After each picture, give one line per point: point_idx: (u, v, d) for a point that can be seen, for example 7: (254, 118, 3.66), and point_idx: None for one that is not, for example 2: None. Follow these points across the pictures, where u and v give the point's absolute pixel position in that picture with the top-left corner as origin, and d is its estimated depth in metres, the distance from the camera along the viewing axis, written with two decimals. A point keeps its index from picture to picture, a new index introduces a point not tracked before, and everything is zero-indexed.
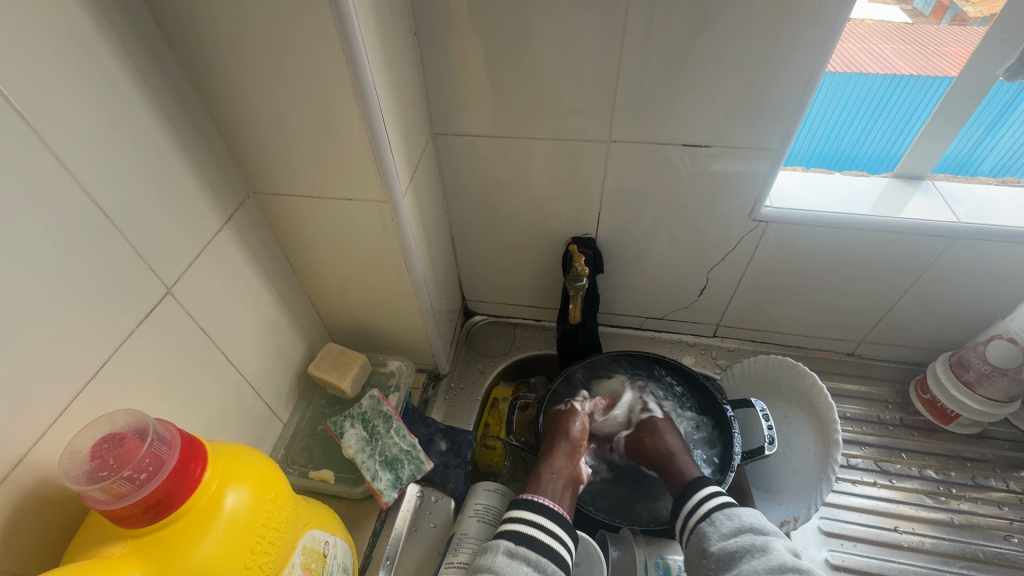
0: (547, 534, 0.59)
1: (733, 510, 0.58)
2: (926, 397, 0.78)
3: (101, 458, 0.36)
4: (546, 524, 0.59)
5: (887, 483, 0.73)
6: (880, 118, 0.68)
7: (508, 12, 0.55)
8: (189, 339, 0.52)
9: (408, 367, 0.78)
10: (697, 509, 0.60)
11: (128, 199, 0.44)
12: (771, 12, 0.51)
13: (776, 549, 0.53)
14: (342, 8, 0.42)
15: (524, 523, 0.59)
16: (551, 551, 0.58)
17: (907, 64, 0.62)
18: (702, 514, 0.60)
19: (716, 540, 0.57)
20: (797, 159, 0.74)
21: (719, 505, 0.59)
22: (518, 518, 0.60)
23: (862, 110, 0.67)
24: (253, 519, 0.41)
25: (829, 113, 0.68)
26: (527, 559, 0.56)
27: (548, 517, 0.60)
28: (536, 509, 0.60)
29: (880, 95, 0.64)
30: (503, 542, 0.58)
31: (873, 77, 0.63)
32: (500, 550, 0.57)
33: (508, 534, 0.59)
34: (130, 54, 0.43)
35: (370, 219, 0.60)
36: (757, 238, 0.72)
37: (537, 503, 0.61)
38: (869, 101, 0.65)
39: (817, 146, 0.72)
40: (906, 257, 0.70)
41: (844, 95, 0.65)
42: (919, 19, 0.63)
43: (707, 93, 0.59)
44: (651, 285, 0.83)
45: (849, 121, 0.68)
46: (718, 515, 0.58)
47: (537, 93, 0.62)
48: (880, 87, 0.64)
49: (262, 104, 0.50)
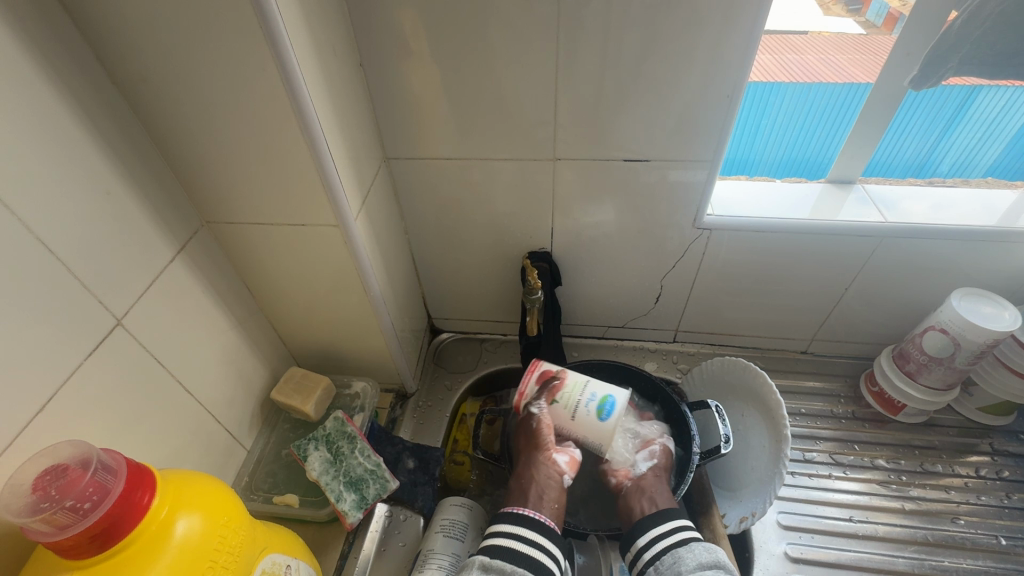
0: (524, 543, 0.60)
1: (712, 546, 0.59)
2: (875, 390, 0.81)
3: (43, 490, 0.36)
4: (524, 534, 0.61)
5: (843, 475, 0.76)
6: (841, 127, 0.71)
7: (447, 40, 0.58)
8: (142, 368, 0.53)
9: (373, 387, 0.79)
10: (673, 535, 0.61)
11: (73, 233, 0.45)
12: (690, 34, 0.55)
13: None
14: (280, 47, 0.45)
15: (502, 536, 0.61)
16: (528, 560, 0.59)
17: (864, 74, 0.66)
18: (677, 541, 0.60)
19: (692, 568, 0.57)
20: (767, 168, 0.77)
21: (695, 537, 0.61)
22: (496, 533, 0.62)
23: (825, 117, 0.71)
24: (205, 544, 0.42)
25: (793, 122, 0.71)
26: (500, 569, 0.57)
27: (527, 527, 0.61)
28: (513, 521, 0.62)
29: (841, 105, 0.69)
30: (477, 558, 0.59)
31: (832, 86, 0.67)
32: (474, 566, 0.58)
33: (483, 551, 0.60)
34: (73, 95, 0.44)
35: (324, 243, 0.61)
36: (703, 244, 0.76)
37: (517, 513, 0.62)
38: (831, 108, 0.69)
39: (783, 154, 0.76)
40: (842, 257, 0.74)
41: (807, 103, 0.69)
42: (874, 30, 0.66)
43: (639, 112, 0.62)
44: (609, 295, 0.86)
45: (813, 128, 0.72)
46: (696, 543, 0.59)
47: (482, 115, 0.65)
48: (840, 97, 0.68)
49: (210, 137, 0.52)
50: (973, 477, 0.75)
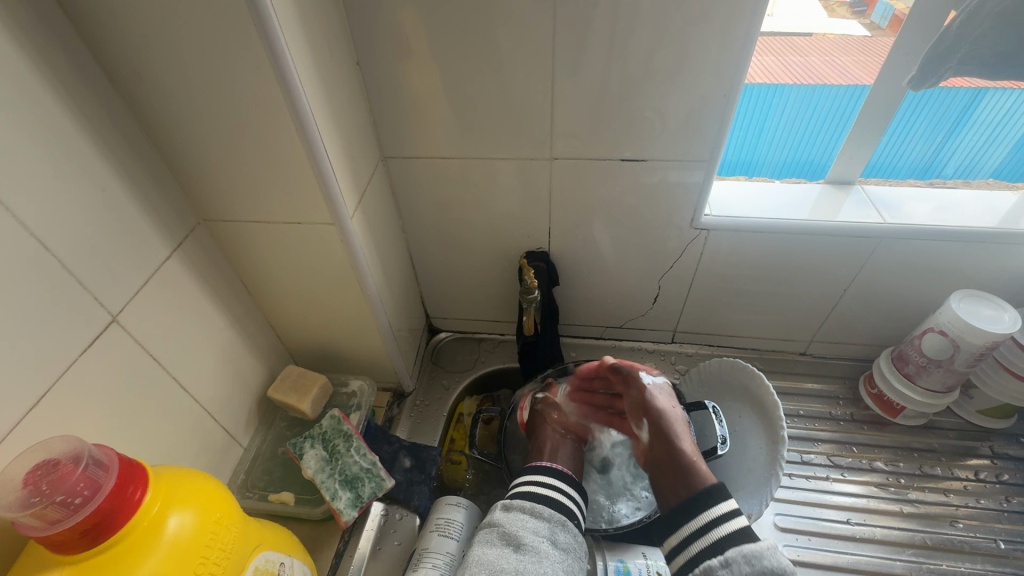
0: (545, 489, 0.63)
1: (751, 552, 0.54)
2: (874, 392, 0.81)
3: (34, 484, 0.36)
4: (545, 480, 0.64)
5: (841, 477, 0.75)
6: (846, 128, 0.71)
7: (444, 39, 0.58)
8: (138, 365, 0.53)
9: (370, 386, 0.79)
10: (706, 538, 0.58)
11: (68, 229, 0.45)
12: (686, 33, 0.55)
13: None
14: (275, 45, 0.45)
15: (524, 483, 0.65)
16: (550, 502, 0.62)
17: (868, 75, 0.66)
18: (711, 545, 0.57)
19: None
20: (769, 170, 0.77)
21: (731, 541, 0.56)
22: (521, 482, 0.65)
23: (828, 121, 0.71)
24: (197, 540, 0.42)
25: (796, 123, 0.71)
26: (522, 507, 0.60)
27: (547, 475, 0.65)
28: (535, 471, 0.66)
29: (846, 106, 0.68)
30: (500, 501, 0.63)
31: (836, 88, 0.67)
32: (498, 508, 0.61)
33: (510, 496, 0.64)
34: (69, 92, 0.44)
35: (320, 241, 0.62)
36: (701, 245, 0.75)
37: (535, 466, 0.66)
38: (834, 113, 0.69)
39: (785, 156, 0.76)
40: (841, 258, 0.74)
41: (811, 106, 0.69)
42: (879, 31, 0.65)
43: (635, 112, 0.62)
44: (607, 295, 0.86)
45: (816, 131, 0.72)
46: (735, 556, 0.54)
47: (479, 114, 0.65)
48: (845, 98, 0.67)
49: (207, 135, 0.52)
50: (972, 480, 0.74)
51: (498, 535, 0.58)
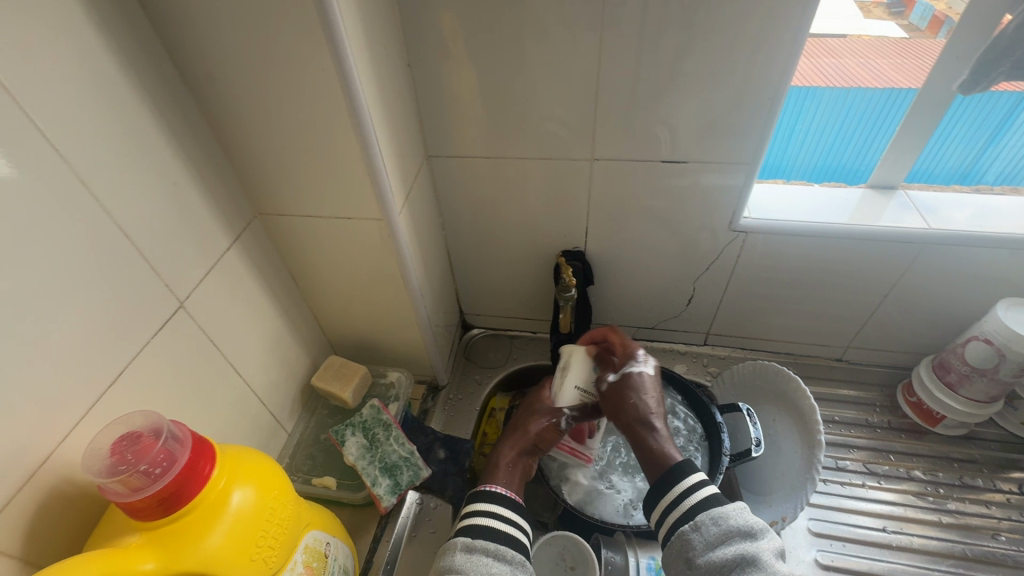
0: (502, 522, 0.58)
1: (719, 513, 0.51)
2: (913, 400, 0.80)
3: (120, 454, 0.39)
4: (501, 512, 0.59)
5: (877, 485, 0.74)
6: (880, 131, 0.70)
7: (493, 43, 0.60)
8: (199, 349, 0.56)
9: (407, 378, 0.81)
10: (678, 508, 0.53)
11: (144, 220, 0.48)
12: (733, 36, 0.56)
13: (767, 555, 0.48)
14: (339, 48, 0.47)
15: (480, 514, 0.58)
16: (508, 539, 0.57)
17: (906, 79, 0.65)
18: (682, 513, 0.53)
19: (703, 550, 0.50)
20: (799, 173, 0.77)
21: (702, 507, 0.52)
22: (474, 513, 0.59)
23: (863, 123, 0.70)
24: (257, 515, 0.44)
25: (830, 127, 0.71)
26: (484, 550, 0.55)
27: (502, 504, 0.59)
28: (488, 498, 0.60)
29: (881, 109, 0.68)
30: (459, 538, 0.56)
31: (872, 91, 0.66)
32: (457, 546, 0.55)
33: (465, 530, 0.57)
34: (149, 93, 0.48)
35: (368, 236, 0.64)
36: (738, 247, 0.75)
37: (493, 493, 0.60)
38: (870, 114, 0.68)
39: (817, 159, 0.75)
40: (883, 264, 0.73)
41: (844, 108, 0.68)
42: (916, 33, 0.65)
43: (677, 114, 0.63)
44: (641, 296, 0.86)
45: (850, 133, 0.71)
46: (702, 519, 0.51)
47: (522, 115, 0.66)
48: (881, 101, 0.67)
49: (269, 133, 0.55)
50: (1016, 493, 0.73)
51: None
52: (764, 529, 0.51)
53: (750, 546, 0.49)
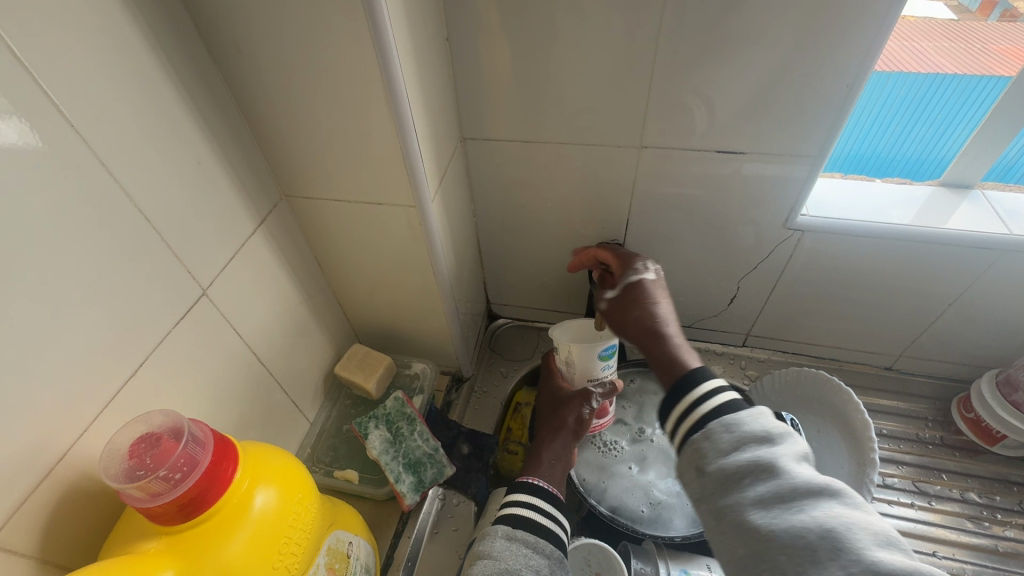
0: (544, 517, 0.57)
1: (733, 420, 0.45)
2: (970, 416, 0.74)
3: (139, 457, 0.37)
4: (543, 506, 0.58)
5: (926, 505, 0.70)
6: (921, 119, 0.64)
7: (540, 17, 0.55)
8: (221, 337, 0.53)
9: (432, 370, 0.79)
10: (689, 418, 0.47)
11: (166, 202, 0.45)
12: (812, 15, 0.50)
13: (785, 459, 0.41)
14: (376, 18, 0.43)
15: (521, 506, 0.58)
16: (549, 534, 0.56)
17: (952, 64, 0.58)
18: (696, 420, 0.47)
19: (714, 457, 0.44)
20: (832, 164, 0.71)
21: (716, 414, 0.46)
22: (516, 503, 0.59)
23: (903, 110, 0.63)
24: (280, 519, 0.42)
25: (866, 115, 0.64)
26: (524, 541, 0.54)
27: (542, 499, 0.59)
28: (529, 490, 0.60)
29: (921, 96, 0.61)
30: (499, 527, 0.56)
31: (913, 77, 0.59)
32: (497, 534, 0.55)
33: (506, 519, 0.57)
34: (171, 64, 0.44)
35: (398, 223, 0.60)
36: (792, 246, 0.70)
37: (535, 487, 0.60)
38: (911, 100, 0.61)
39: (851, 147, 0.69)
40: (952, 271, 0.67)
41: (883, 94, 0.61)
42: (966, 15, 0.59)
43: (739, 99, 0.57)
44: (680, 292, 0.82)
45: (888, 121, 0.64)
46: (715, 427, 0.45)
47: (566, 98, 0.61)
48: (922, 88, 0.60)
49: (299, 110, 0.51)
50: None
51: (499, 568, 0.51)
52: (786, 435, 0.44)
53: (766, 451, 0.42)
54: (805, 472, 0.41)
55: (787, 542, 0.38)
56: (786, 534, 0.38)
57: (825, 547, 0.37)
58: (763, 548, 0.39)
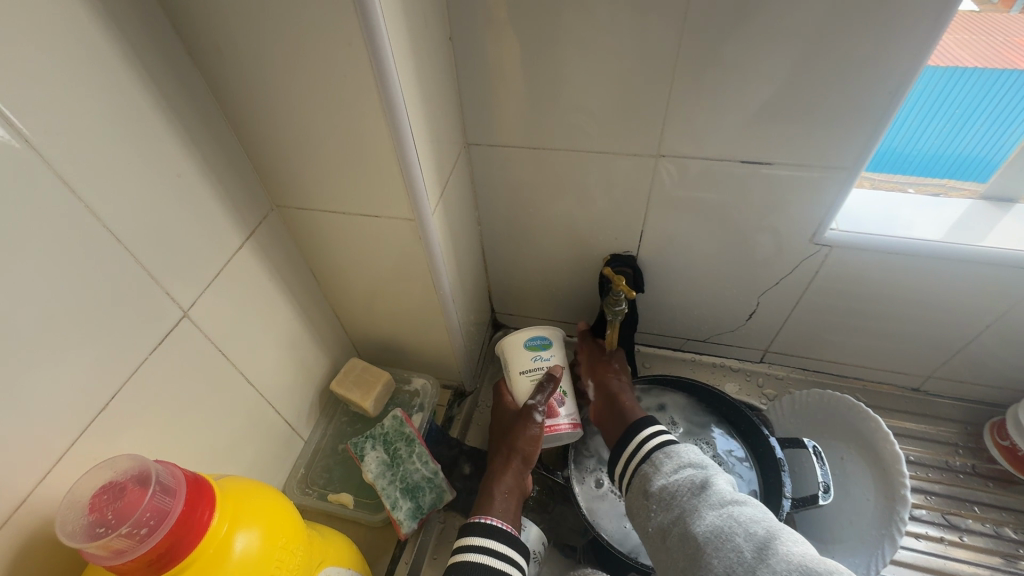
0: (500, 560, 0.53)
1: (673, 449, 0.54)
2: (1004, 444, 0.70)
3: (100, 511, 0.33)
4: (499, 549, 0.54)
5: (956, 540, 0.66)
6: (938, 116, 0.58)
7: (551, 15, 0.50)
8: (206, 360, 0.50)
9: (432, 386, 0.75)
10: (638, 454, 0.56)
11: (142, 219, 0.42)
12: (853, 14, 0.45)
13: (715, 478, 0.49)
14: (369, 19, 0.39)
15: (474, 551, 0.53)
16: None
17: (972, 57, 0.53)
18: (643, 457, 0.56)
19: (657, 479, 0.53)
20: None
21: (661, 446, 0.55)
22: (468, 547, 0.54)
23: (915, 106, 0.57)
24: (263, 566, 0.39)
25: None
26: None
27: (499, 540, 0.54)
28: (485, 532, 0.54)
29: (938, 91, 0.56)
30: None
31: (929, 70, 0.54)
32: None
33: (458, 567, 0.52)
34: (146, 69, 0.40)
35: (397, 237, 0.57)
36: (818, 262, 0.66)
37: (485, 526, 0.55)
38: (924, 96, 0.56)
39: None
40: (992, 293, 0.62)
41: None
42: (987, 7, 0.53)
43: (767, 105, 0.53)
44: (695, 306, 0.77)
45: (899, 118, 0.59)
46: (660, 454, 0.54)
47: (577, 102, 0.57)
48: (939, 81, 0.55)
49: (288, 117, 0.47)
50: None
51: None
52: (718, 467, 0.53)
53: (700, 473, 0.51)
54: (731, 489, 0.49)
55: (717, 546, 0.44)
56: (716, 539, 0.44)
57: (756, 554, 0.41)
58: (699, 555, 0.45)
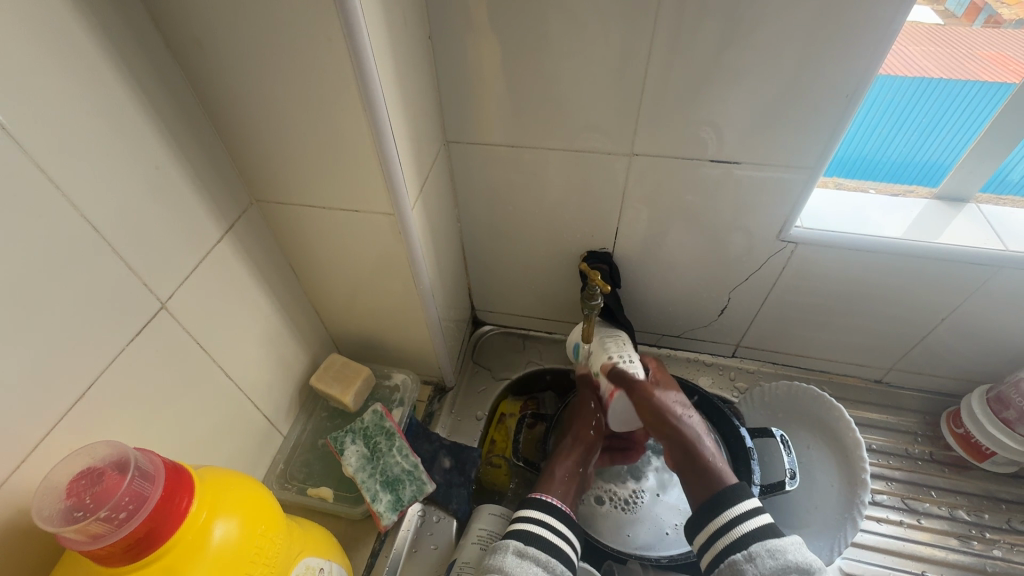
0: (557, 535, 0.57)
1: (775, 546, 0.52)
2: (959, 432, 0.73)
3: (77, 496, 0.34)
4: (555, 523, 0.58)
5: (915, 523, 0.69)
6: (906, 124, 0.61)
7: (528, 17, 0.52)
8: (183, 352, 0.50)
9: (412, 381, 0.76)
10: (728, 535, 0.54)
11: (120, 210, 0.42)
12: (813, 22, 0.47)
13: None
14: (349, 15, 0.40)
15: (532, 522, 0.58)
16: (560, 553, 0.56)
17: (938, 68, 0.57)
18: (733, 539, 0.54)
19: None
20: None
21: (758, 537, 0.53)
22: (527, 520, 0.58)
23: (888, 114, 0.61)
24: (241, 553, 0.39)
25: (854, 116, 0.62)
26: (535, 559, 0.54)
27: (555, 516, 0.58)
28: (544, 508, 0.59)
29: (907, 100, 0.59)
30: (511, 542, 0.56)
31: (900, 80, 0.58)
32: (509, 550, 0.55)
33: (517, 534, 0.57)
34: (125, 60, 0.40)
35: (377, 231, 0.58)
36: (784, 258, 0.68)
37: (545, 502, 0.59)
38: (896, 105, 0.60)
39: (838, 151, 0.66)
40: (945, 287, 0.66)
41: (869, 99, 0.60)
42: (952, 19, 0.57)
43: (733, 106, 0.55)
44: (670, 302, 0.80)
45: (873, 124, 0.62)
46: (759, 550, 0.52)
47: (554, 102, 0.59)
48: (908, 91, 0.58)
49: (269, 112, 0.47)
50: None
51: None
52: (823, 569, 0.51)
53: None
54: None
55: None
56: None
57: None
58: None
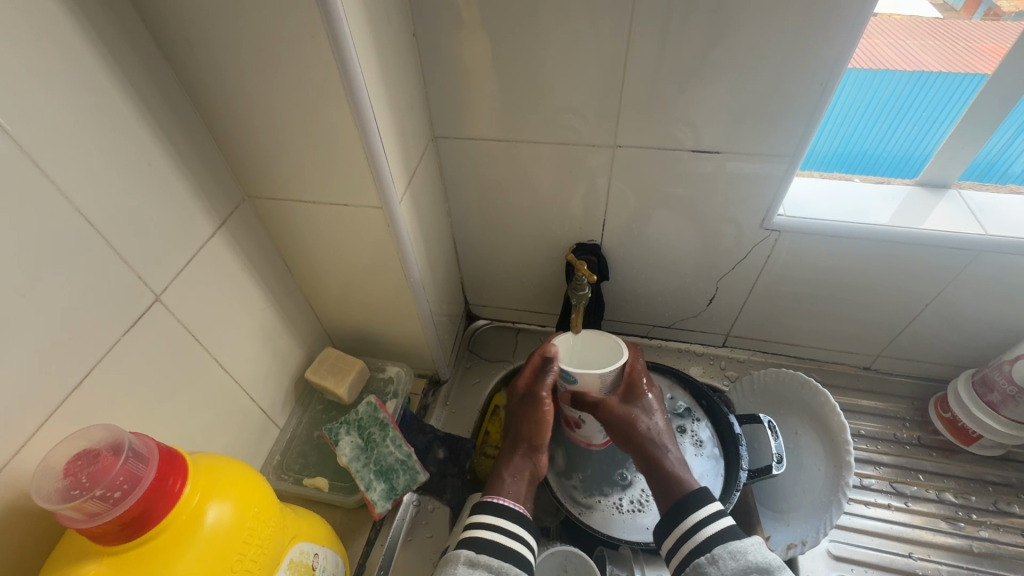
0: (510, 538, 0.55)
1: (737, 547, 0.51)
2: (946, 416, 0.74)
3: (74, 476, 0.35)
4: (510, 528, 0.55)
5: (902, 506, 0.70)
6: (906, 117, 0.63)
7: (510, 11, 0.53)
8: (179, 344, 0.51)
9: (406, 373, 0.77)
10: (691, 540, 0.54)
11: (114, 206, 0.43)
12: (787, 8, 0.48)
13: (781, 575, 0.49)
14: (330, 9, 0.41)
15: (484, 528, 0.55)
16: (516, 556, 0.54)
17: (937, 61, 0.58)
18: (696, 545, 0.53)
19: None
20: (816, 161, 0.70)
21: (719, 539, 0.53)
22: (479, 524, 0.56)
23: (888, 108, 0.62)
24: (234, 535, 0.40)
25: (854, 110, 0.63)
26: (488, 566, 0.52)
27: (508, 519, 0.56)
28: (493, 510, 0.56)
29: (908, 93, 0.60)
30: (463, 551, 0.53)
31: (899, 74, 0.59)
32: (460, 560, 0.52)
33: (468, 543, 0.54)
34: (115, 59, 0.42)
35: (366, 225, 0.59)
36: (769, 247, 0.69)
37: (499, 506, 0.57)
38: (896, 98, 0.61)
39: (839, 145, 0.68)
40: (928, 271, 0.67)
41: (868, 92, 0.61)
42: (950, 14, 0.57)
43: (712, 96, 0.56)
44: (659, 293, 0.81)
45: (874, 119, 0.64)
46: (720, 553, 0.51)
47: (539, 95, 0.60)
48: (908, 84, 0.59)
49: (257, 108, 0.49)
50: None
51: None
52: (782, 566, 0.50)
53: None
54: None
55: None
56: None
57: None
58: None
